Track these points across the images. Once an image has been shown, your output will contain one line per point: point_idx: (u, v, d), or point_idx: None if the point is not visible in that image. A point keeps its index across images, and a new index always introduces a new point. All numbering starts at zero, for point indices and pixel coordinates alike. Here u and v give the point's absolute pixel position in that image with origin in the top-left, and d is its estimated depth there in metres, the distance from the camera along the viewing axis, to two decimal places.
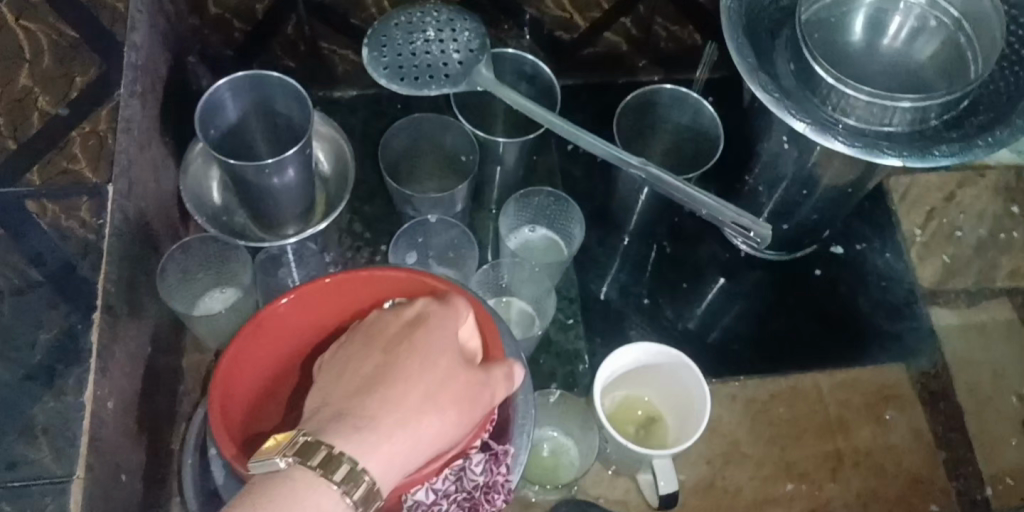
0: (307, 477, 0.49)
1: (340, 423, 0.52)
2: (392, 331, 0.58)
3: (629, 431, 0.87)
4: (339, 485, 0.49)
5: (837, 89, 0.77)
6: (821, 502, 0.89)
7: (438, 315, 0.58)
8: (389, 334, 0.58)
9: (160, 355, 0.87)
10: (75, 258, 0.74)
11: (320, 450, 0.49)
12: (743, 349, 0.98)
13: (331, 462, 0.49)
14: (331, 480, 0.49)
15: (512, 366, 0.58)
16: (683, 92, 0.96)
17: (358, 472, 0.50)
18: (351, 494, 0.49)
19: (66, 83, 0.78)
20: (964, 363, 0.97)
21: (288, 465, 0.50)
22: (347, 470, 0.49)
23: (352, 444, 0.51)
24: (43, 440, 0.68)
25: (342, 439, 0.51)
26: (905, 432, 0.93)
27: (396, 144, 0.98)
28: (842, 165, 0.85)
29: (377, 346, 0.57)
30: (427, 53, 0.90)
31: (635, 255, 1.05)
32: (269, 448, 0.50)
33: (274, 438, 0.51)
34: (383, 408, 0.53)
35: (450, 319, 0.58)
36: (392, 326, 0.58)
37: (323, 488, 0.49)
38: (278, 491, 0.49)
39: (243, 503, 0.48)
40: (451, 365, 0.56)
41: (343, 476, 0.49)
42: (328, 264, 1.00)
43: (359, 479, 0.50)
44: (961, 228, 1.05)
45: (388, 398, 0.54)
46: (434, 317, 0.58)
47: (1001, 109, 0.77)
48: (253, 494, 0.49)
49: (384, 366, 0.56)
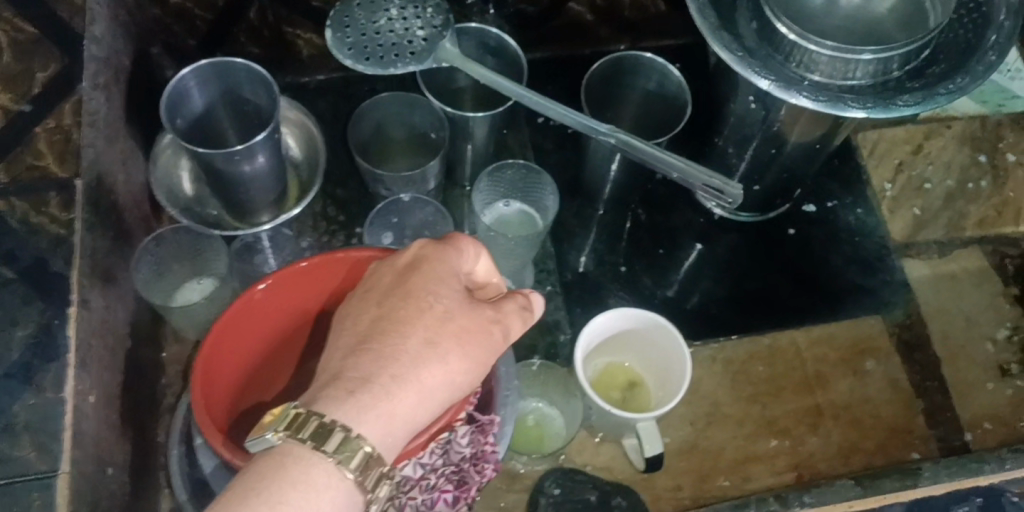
0: (301, 450, 0.48)
1: (335, 387, 0.50)
2: (388, 281, 0.56)
3: (613, 397, 0.88)
4: (332, 456, 0.48)
5: (800, 45, 0.77)
6: (804, 456, 0.91)
7: (434, 260, 0.57)
8: (386, 285, 0.56)
9: (140, 349, 0.87)
10: (47, 253, 0.73)
11: (310, 422, 0.48)
12: (722, 311, 0.99)
13: (321, 432, 0.48)
14: (323, 451, 0.48)
15: (517, 299, 0.58)
16: (648, 58, 0.96)
17: (352, 440, 0.48)
18: (346, 464, 0.48)
19: (26, 79, 0.77)
20: (938, 312, 0.99)
21: (281, 440, 0.49)
22: (339, 440, 0.48)
23: (352, 406, 0.49)
24: (25, 437, 0.66)
25: (334, 406, 0.49)
26: (883, 385, 0.95)
27: (364, 125, 0.98)
28: (809, 122, 0.86)
29: (373, 299, 0.55)
30: (391, 32, 0.90)
31: (610, 224, 1.05)
32: (263, 425, 0.50)
33: (269, 413, 0.50)
34: (384, 362, 0.52)
35: (447, 264, 0.57)
36: (387, 277, 0.57)
37: (318, 461, 0.48)
38: (272, 468, 0.48)
39: (239, 481, 0.48)
40: (452, 310, 0.55)
41: (336, 446, 0.48)
42: (304, 249, 1.00)
43: (354, 448, 0.48)
44: (930, 180, 1.06)
45: (389, 351, 0.52)
46: (430, 262, 0.57)
47: (960, 57, 0.79)
48: (249, 472, 0.48)
49: (381, 318, 0.54)
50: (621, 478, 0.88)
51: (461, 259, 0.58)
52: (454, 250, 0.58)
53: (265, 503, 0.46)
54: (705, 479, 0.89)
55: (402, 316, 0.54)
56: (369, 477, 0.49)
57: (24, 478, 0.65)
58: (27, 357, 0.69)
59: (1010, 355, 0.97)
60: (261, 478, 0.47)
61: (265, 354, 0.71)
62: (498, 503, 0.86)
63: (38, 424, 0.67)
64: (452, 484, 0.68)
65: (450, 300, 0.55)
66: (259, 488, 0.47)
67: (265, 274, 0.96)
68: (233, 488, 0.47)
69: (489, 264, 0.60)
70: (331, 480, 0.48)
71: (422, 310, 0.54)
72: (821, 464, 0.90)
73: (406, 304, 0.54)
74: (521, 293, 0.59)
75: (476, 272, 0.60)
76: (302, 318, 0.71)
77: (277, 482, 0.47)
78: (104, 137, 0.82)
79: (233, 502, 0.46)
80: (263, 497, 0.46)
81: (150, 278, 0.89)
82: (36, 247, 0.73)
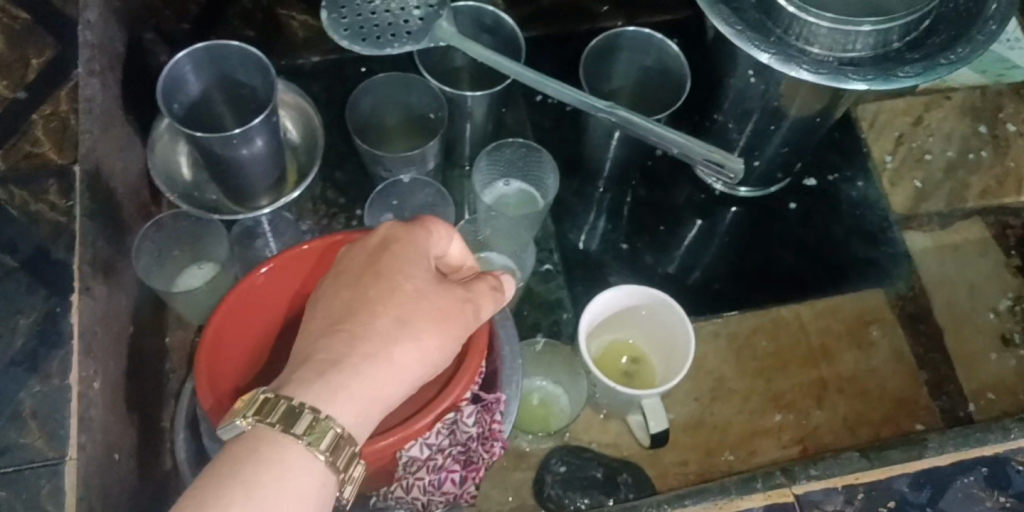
0: (270, 433, 0.49)
1: (306, 369, 0.51)
2: (359, 261, 0.56)
3: (617, 372, 0.88)
4: (302, 437, 0.48)
5: (799, 18, 0.77)
6: (809, 430, 0.91)
7: (404, 241, 0.57)
8: (356, 267, 0.56)
9: (142, 334, 0.87)
10: (47, 241, 0.73)
11: (279, 405, 0.49)
12: (725, 287, 1.00)
13: (291, 414, 0.48)
14: (292, 433, 0.48)
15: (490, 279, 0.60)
16: (645, 33, 0.95)
17: (322, 421, 0.48)
18: (316, 445, 0.48)
19: (22, 67, 0.78)
20: (939, 282, 0.99)
21: (250, 425, 0.50)
22: (308, 421, 0.48)
23: (323, 387, 0.50)
24: (32, 425, 0.66)
25: (305, 388, 0.50)
26: (887, 354, 0.95)
27: (363, 105, 0.97)
28: (809, 96, 0.85)
29: (345, 280, 0.55)
30: (387, 12, 0.89)
31: (610, 202, 1.05)
32: (234, 412, 0.51)
33: (241, 401, 0.51)
34: (356, 342, 0.52)
35: (418, 244, 0.58)
36: (358, 258, 0.56)
37: (288, 444, 0.48)
38: (243, 451, 0.48)
39: (215, 465, 0.48)
40: (424, 289, 0.55)
41: (305, 427, 0.48)
42: (304, 232, 1.00)
43: (323, 428, 0.48)
44: (931, 151, 1.06)
45: (361, 330, 0.52)
46: (400, 243, 0.57)
47: (961, 26, 0.77)
48: (222, 456, 0.48)
49: (354, 300, 0.54)
50: (627, 455, 0.89)
51: (433, 240, 0.59)
52: (425, 232, 0.59)
53: (237, 484, 0.46)
54: (712, 454, 0.89)
55: (373, 296, 0.54)
56: (340, 457, 0.49)
57: (33, 465, 0.65)
58: (31, 346, 0.69)
59: (1013, 325, 0.97)
60: (230, 463, 0.47)
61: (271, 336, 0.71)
62: (506, 481, 0.87)
63: (45, 412, 0.66)
64: (460, 464, 0.69)
65: (421, 280, 0.56)
66: (229, 472, 0.46)
67: (267, 258, 0.96)
68: (207, 472, 0.47)
69: (462, 246, 0.62)
70: (302, 461, 0.48)
71: (394, 289, 0.54)
72: (826, 437, 0.91)
73: (377, 285, 0.54)
74: (492, 275, 0.61)
75: (450, 254, 0.61)
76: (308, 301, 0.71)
77: (247, 463, 0.47)
78: (100, 124, 0.82)
79: (206, 486, 0.46)
80: (234, 478, 0.46)
81: (151, 264, 0.89)
82: (38, 236, 0.73)
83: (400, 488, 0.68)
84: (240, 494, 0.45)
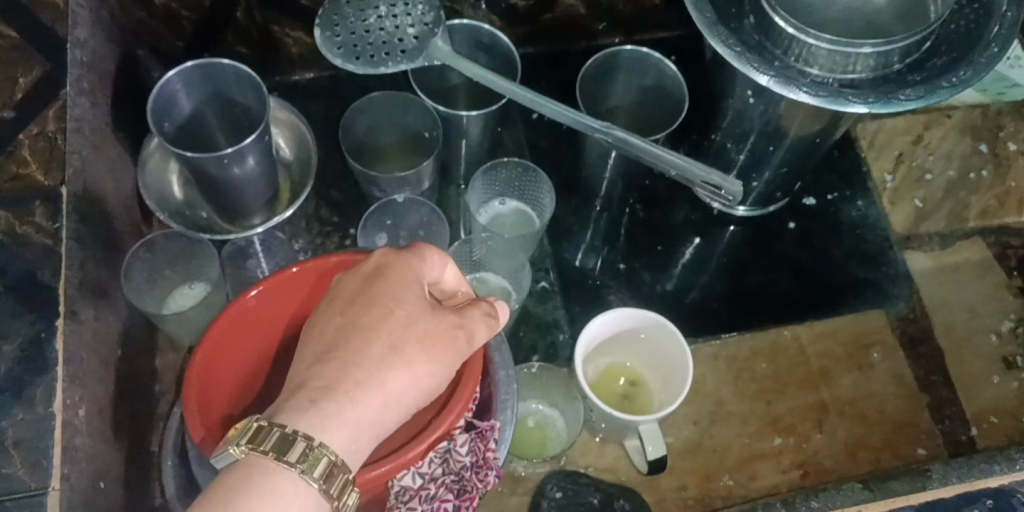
0: (263, 462, 0.47)
1: (299, 396, 0.50)
2: (353, 287, 0.55)
3: (612, 400, 0.87)
4: (295, 465, 0.47)
5: (798, 39, 0.75)
6: (809, 454, 0.89)
7: (397, 266, 0.56)
8: (348, 293, 0.55)
9: (132, 357, 0.85)
10: (33, 265, 0.71)
11: (272, 434, 0.47)
12: (721, 307, 0.99)
13: (284, 443, 0.47)
14: (285, 462, 0.47)
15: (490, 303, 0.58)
16: (644, 52, 0.94)
17: (315, 449, 0.47)
18: (309, 473, 0.47)
19: (9, 86, 0.76)
20: (938, 305, 0.97)
21: (243, 453, 0.48)
22: (301, 449, 0.47)
23: (316, 414, 0.49)
24: (15, 454, 0.64)
25: (298, 415, 0.49)
26: (887, 377, 0.94)
27: (357, 124, 0.96)
28: (808, 117, 0.84)
29: (336, 307, 0.54)
30: (381, 30, 0.88)
31: (608, 220, 1.04)
32: (227, 440, 0.50)
33: (233, 428, 0.50)
34: (347, 370, 0.51)
35: (411, 270, 0.56)
36: (350, 285, 0.56)
37: (282, 472, 0.47)
38: (235, 482, 0.47)
39: (206, 497, 0.46)
40: (417, 314, 0.54)
41: (298, 455, 0.47)
42: (297, 251, 0.98)
43: (316, 456, 0.47)
44: (931, 171, 1.04)
45: (351, 358, 0.51)
46: (393, 269, 0.56)
47: (962, 48, 0.76)
48: (213, 486, 0.47)
49: (345, 326, 0.53)
50: (624, 480, 0.87)
51: (426, 266, 0.58)
52: (418, 258, 0.57)
53: None
54: (711, 478, 0.88)
55: (365, 322, 0.53)
56: (334, 484, 0.48)
57: (16, 496, 0.63)
58: (15, 373, 0.67)
59: (1015, 348, 0.95)
60: (221, 495, 0.46)
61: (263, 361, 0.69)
62: (501, 507, 0.85)
63: (29, 441, 0.65)
64: (452, 494, 0.67)
65: (414, 306, 0.54)
66: (220, 503, 0.45)
67: (259, 278, 0.95)
68: (197, 504, 0.46)
69: (457, 272, 0.60)
70: (295, 489, 0.47)
71: (385, 315, 0.53)
72: (826, 461, 0.89)
73: (368, 311, 0.53)
74: (486, 301, 0.58)
75: (444, 281, 0.59)
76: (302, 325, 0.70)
77: (238, 495, 0.46)
78: (89, 145, 0.81)
79: None
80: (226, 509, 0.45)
81: (141, 285, 0.87)
82: (23, 260, 0.71)
83: None
84: None
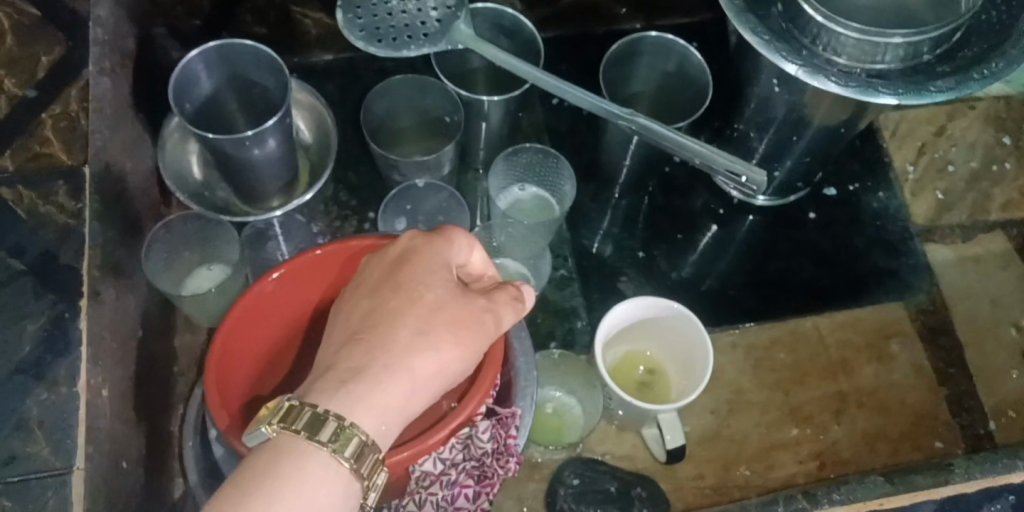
0: (294, 440, 0.47)
1: (328, 378, 0.50)
2: (378, 274, 0.55)
3: (629, 388, 0.86)
4: (326, 444, 0.47)
5: (827, 28, 0.75)
6: (826, 445, 0.89)
7: (424, 251, 0.56)
8: (376, 279, 0.55)
9: (151, 338, 0.85)
10: (56, 245, 0.71)
11: (303, 413, 0.48)
12: (740, 295, 0.98)
13: (315, 422, 0.47)
14: (317, 441, 0.47)
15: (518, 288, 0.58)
16: (669, 39, 0.93)
17: (346, 429, 0.47)
18: (340, 452, 0.47)
19: (31, 64, 0.76)
20: (964, 293, 0.98)
21: (275, 432, 0.48)
22: (332, 429, 0.47)
23: (345, 396, 0.49)
24: (39, 434, 0.65)
25: (327, 397, 0.49)
26: (906, 369, 0.93)
27: (378, 108, 0.96)
28: (833, 106, 0.83)
29: (363, 292, 0.54)
30: (404, 12, 0.88)
31: (627, 207, 1.04)
32: (259, 418, 0.50)
33: (265, 408, 0.50)
34: (376, 352, 0.51)
35: (439, 255, 0.56)
36: (378, 269, 0.56)
37: (313, 451, 0.47)
38: (266, 460, 0.47)
39: (238, 475, 0.47)
40: (444, 299, 0.54)
41: (330, 435, 0.47)
42: (315, 234, 0.98)
43: (348, 435, 0.47)
44: (953, 163, 1.04)
45: (380, 341, 0.51)
46: (420, 254, 0.56)
47: (993, 40, 0.76)
48: (245, 464, 0.47)
49: (374, 310, 0.53)
50: (642, 468, 0.87)
51: (454, 250, 0.57)
52: (445, 241, 0.57)
53: (258, 494, 0.45)
54: (729, 468, 0.88)
55: (393, 307, 0.53)
56: (365, 464, 0.48)
57: (39, 475, 0.63)
58: (38, 353, 0.67)
59: None
60: (253, 472, 0.46)
61: (282, 344, 0.69)
62: (518, 493, 0.85)
63: (52, 421, 0.65)
64: (473, 479, 0.67)
65: (441, 291, 0.54)
66: (251, 480, 0.46)
67: (278, 261, 0.95)
68: (229, 481, 0.46)
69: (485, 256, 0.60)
70: (326, 469, 0.47)
71: (413, 300, 0.53)
72: (844, 452, 0.89)
73: (396, 295, 0.53)
74: (513, 285, 0.58)
75: (472, 264, 0.59)
76: (322, 306, 0.69)
77: (269, 473, 0.46)
78: (110, 125, 0.80)
79: (225, 495, 0.45)
80: (257, 488, 0.45)
81: (160, 267, 0.87)
82: (46, 240, 0.71)
83: (413, 502, 0.66)
84: (259, 504, 0.45)
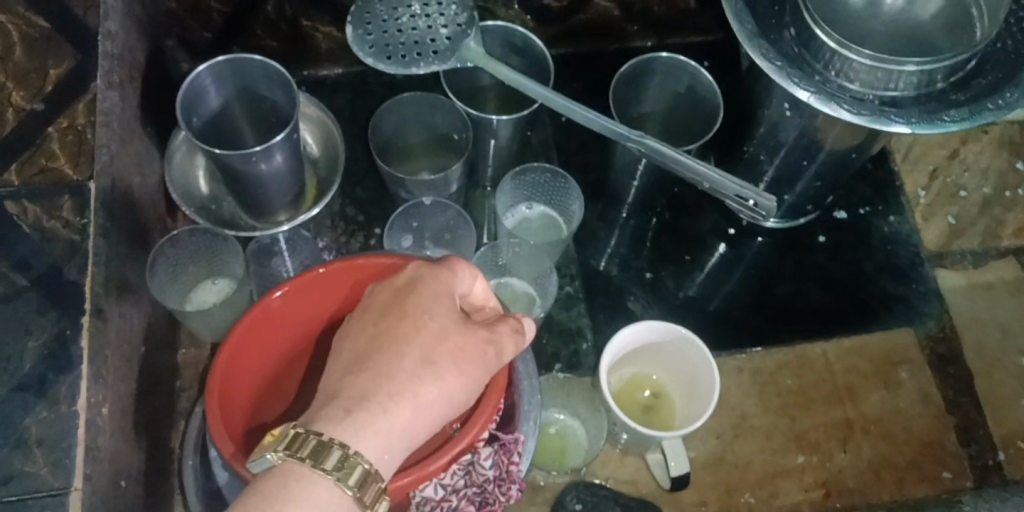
0: (300, 468, 0.47)
1: (334, 406, 0.49)
2: (383, 300, 0.54)
3: (635, 412, 0.86)
4: (331, 472, 0.46)
5: (840, 53, 0.74)
6: (832, 473, 0.88)
7: (429, 280, 0.55)
8: (380, 305, 0.54)
9: (155, 353, 0.85)
10: (60, 260, 0.71)
11: (308, 441, 0.47)
12: (748, 318, 0.97)
13: (320, 450, 0.47)
14: (322, 469, 0.46)
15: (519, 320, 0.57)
16: (682, 60, 0.93)
17: (351, 458, 0.47)
18: (344, 481, 0.46)
19: (40, 78, 0.76)
20: (970, 323, 0.96)
21: (280, 460, 0.47)
22: (338, 457, 0.47)
23: (349, 424, 0.48)
24: (39, 452, 0.64)
25: (332, 425, 0.48)
26: (915, 397, 0.92)
27: (386, 126, 0.95)
28: (845, 131, 0.82)
29: (368, 317, 0.54)
30: (414, 29, 0.87)
31: (635, 227, 1.03)
32: (264, 445, 0.49)
33: (269, 434, 0.49)
34: (381, 380, 0.50)
35: (442, 284, 0.55)
36: (382, 295, 0.55)
37: (318, 479, 0.47)
38: (272, 488, 0.46)
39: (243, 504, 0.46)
40: (447, 329, 0.53)
41: (335, 463, 0.47)
42: (321, 250, 0.98)
43: (352, 464, 0.47)
44: (966, 187, 1.03)
45: (384, 369, 0.51)
46: (425, 282, 0.55)
47: (1009, 69, 0.75)
48: (249, 493, 0.46)
49: (378, 337, 0.52)
50: (645, 493, 0.86)
51: (456, 279, 0.56)
52: (449, 271, 0.56)
53: None
54: (732, 494, 0.87)
55: (397, 335, 0.52)
56: (368, 493, 0.48)
57: (37, 495, 0.63)
58: (40, 370, 0.67)
59: None
60: (258, 500, 0.46)
61: (285, 365, 0.68)
62: None
63: (52, 440, 0.65)
64: (475, 505, 0.66)
65: (445, 320, 0.53)
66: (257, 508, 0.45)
67: (283, 276, 0.94)
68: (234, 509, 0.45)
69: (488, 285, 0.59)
70: (330, 498, 0.47)
71: (416, 329, 0.52)
72: (850, 480, 0.88)
73: (401, 323, 0.53)
74: (513, 317, 0.57)
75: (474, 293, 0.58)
76: (325, 327, 0.68)
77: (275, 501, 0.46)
78: (116, 137, 0.80)
79: None
80: None
81: (164, 281, 0.87)
82: (51, 254, 0.71)
83: None
84: None
